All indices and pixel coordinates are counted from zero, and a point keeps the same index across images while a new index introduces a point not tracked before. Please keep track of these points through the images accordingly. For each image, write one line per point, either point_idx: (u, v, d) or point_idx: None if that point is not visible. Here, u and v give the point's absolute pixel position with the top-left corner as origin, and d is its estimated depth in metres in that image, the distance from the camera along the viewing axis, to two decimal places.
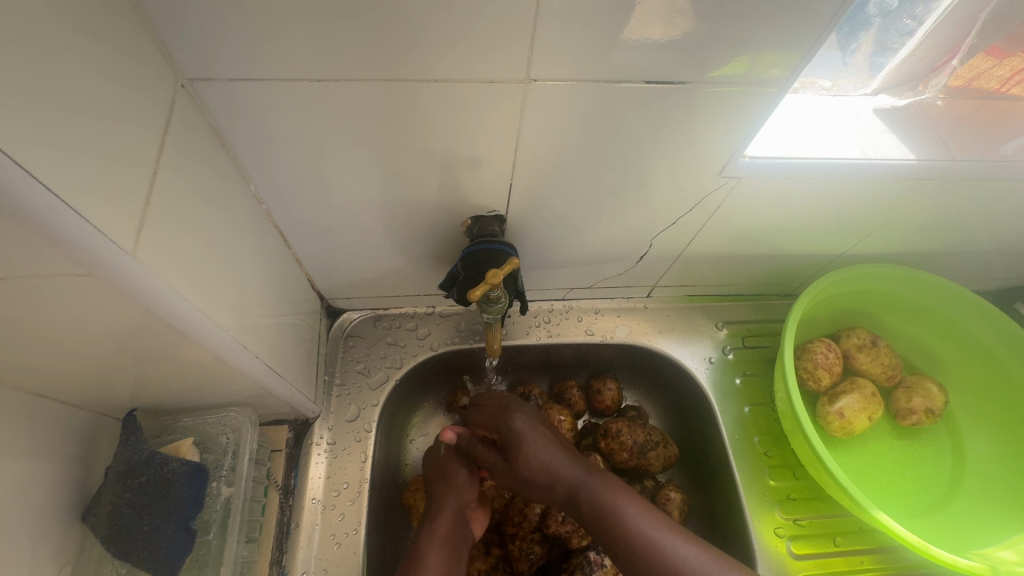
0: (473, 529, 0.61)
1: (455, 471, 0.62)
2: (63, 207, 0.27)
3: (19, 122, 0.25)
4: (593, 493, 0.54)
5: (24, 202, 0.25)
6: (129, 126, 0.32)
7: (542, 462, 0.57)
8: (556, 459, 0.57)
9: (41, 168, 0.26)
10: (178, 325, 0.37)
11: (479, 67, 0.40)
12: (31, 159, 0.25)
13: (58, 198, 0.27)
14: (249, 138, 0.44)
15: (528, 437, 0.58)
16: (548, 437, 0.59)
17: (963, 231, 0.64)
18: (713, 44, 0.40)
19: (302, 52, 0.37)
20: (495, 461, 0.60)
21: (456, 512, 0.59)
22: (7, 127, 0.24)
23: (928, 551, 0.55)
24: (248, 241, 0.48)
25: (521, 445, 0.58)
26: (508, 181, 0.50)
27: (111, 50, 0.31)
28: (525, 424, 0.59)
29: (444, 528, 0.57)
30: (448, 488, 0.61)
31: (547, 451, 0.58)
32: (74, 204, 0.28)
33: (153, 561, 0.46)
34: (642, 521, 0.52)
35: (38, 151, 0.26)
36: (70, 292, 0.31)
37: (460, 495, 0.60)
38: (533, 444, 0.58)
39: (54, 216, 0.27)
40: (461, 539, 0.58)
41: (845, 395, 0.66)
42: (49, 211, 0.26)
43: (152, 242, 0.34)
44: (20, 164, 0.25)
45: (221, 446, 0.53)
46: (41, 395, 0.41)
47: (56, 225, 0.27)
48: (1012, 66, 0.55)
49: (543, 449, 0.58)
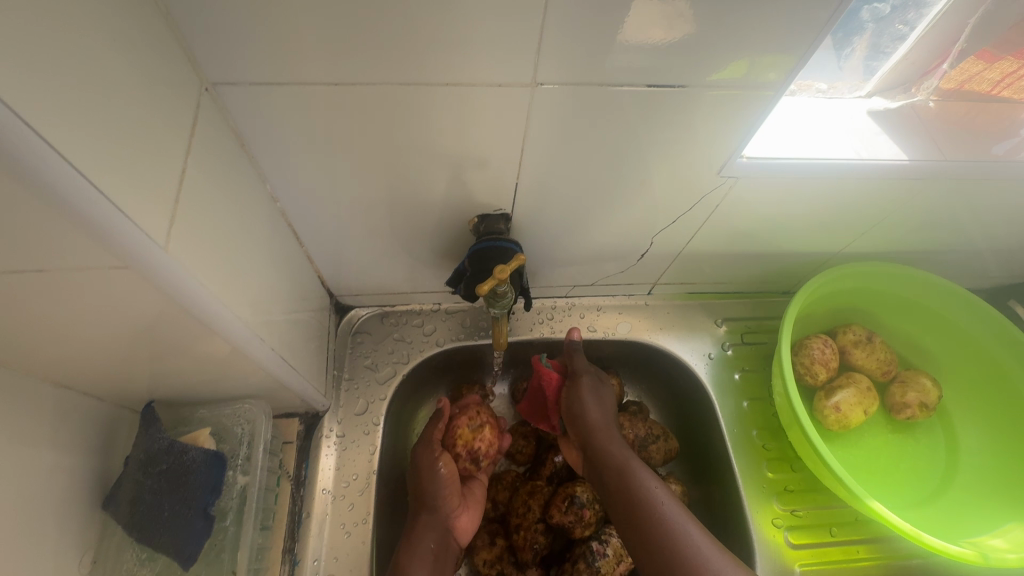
0: (459, 534, 0.63)
1: (433, 484, 0.62)
2: (102, 201, 0.29)
3: (63, 123, 0.26)
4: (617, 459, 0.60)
5: (68, 197, 0.27)
6: (159, 126, 0.34)
7: (609, 410, 0.65)
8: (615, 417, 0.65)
9: (84, 166, 0.28)
10: (201, 317, 0.39)
11: (488, 71, 0.41)
12: (75, 156, 0.27)
13: (104, 198, 0.29)
14: (266, 139, 0.45)
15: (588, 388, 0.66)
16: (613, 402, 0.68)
17: (956, 230, 0.66)
18: (712, 49, 0.42)
19: (319, 57, 0.39)
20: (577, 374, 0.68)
21: (439, 527, 0.61)
22: (52, 127, 0.26)
23: (920, 539, 0.57)
24: (264, 239, 0.49)
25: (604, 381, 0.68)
26: (514, 181, 0.52)
27: (143, 57, 0.33)
28: (592, 376, 0.67)
29: (428, 550, 0.59)
30: (427, 501, 0.61)
31: (613, 408, 0.66)
32: (111, 197, 0.29)
33: (173, 546, 0.48)
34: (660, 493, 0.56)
35: (80, 150, 0.27)
36: (104, 284, 0.33)
37: (438, 511, 0.61)
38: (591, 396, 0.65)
39: (94, 209, 0.28)
40: (445, 550, 0.61)
41: (841, 389, 0.67)
42: (89, 203, 0.28)
43: (181, 238, 0.36)
44: (66, 161, 0.26)
45: (236, 436, 0.55)
46: (65, 385, 0.43)
47: (95, 219, 0.29)
48: (1001, 69, 0.57)
49: (610, 400, 0.66)
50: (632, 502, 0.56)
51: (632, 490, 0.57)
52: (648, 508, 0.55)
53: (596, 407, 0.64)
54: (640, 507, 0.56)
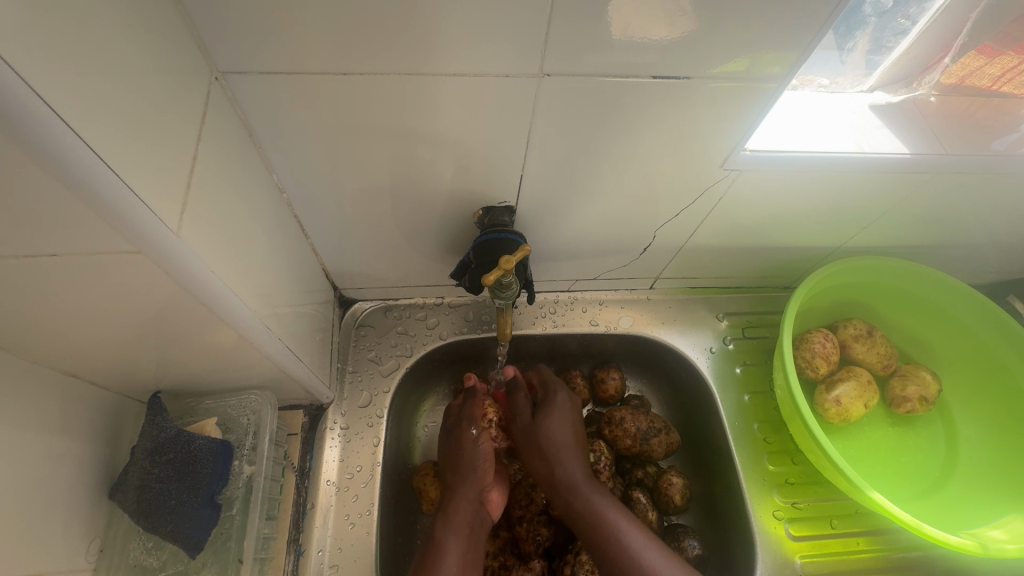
0: (491, 508, 0.64)
1: (471, 456, 0.63)
2: (117, 181, 0.29)
3: (79, 106, 0.27)
4: (583, 493, 0.59)
5: (85, 176, 0.27)
6: (170, 114, 0.35)
7: (558, 444, 0.62)
8: (570, 447, 0.63)
9: (99, 147, 0.28)
10: (210, 305, 0.39)
11: (494, 62, 0.42)
12: (90, 138, 0.27)
13: (122, 183, 0.29)
14: (274, 131, 0.46)
15: (555, 410, 0.65)
16: (575, 424, 0.65)
17: (956, 224, 0.66)
18: (715, 42, 0.42)
19: (329, 48, 0.39)
20: (523, 412, 0.67)
21: (474, 500, 0.62)
22: (70, 109, 0.26)
23: (921, 529, 0.57)
24: (270, 229, 0.50)
25: (551, 411, 0.65)
26: (518, 174, 0.53)
27: (156, 44, 0.34)
28: (562, 400, 0.67)
29: (464, 522, 0.60)
30: (465, 474, 0.62)
31: (569, 435, 0.64)
32: (125, 178, 0.30)
33: (181, 534, 0.48)
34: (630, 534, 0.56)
35: (96, 132, 0.28)
36: (118, 270, 0.33)
37: (476, 482, 0.62)
38: (556, 418, 0.65)
39: (109, 189, 0.29)
40: (480, 524, 0.61)
41: (842, 382, 0.68)
42: (104, 183, 0.28)
43: (191, 225, 0.36)
44: (82, 141, 0.27)
45: (242, 427, 0.55)
46: (74, 373, 0.43)
47: (110, 200, 0.29)
48: (1002, 64, 0.57)
49: (564, 428, 0.64)
50: (595, 549, 0.56)
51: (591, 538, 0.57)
52: (607, 549, 0.56)
53: (559, 428, 0.64)
54: (605, 555, 0.56)
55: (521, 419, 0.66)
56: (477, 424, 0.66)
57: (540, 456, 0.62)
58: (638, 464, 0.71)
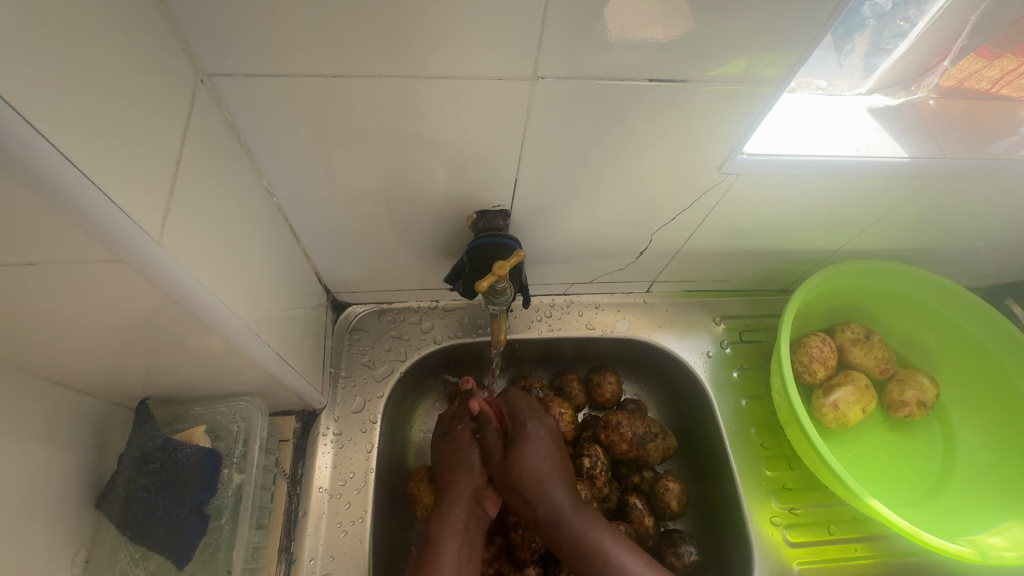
0: (488, 506, 0.62)
1: (467, 453, 0.63)
2: (90, 187, 0.28)
3: (54, 108, 0.26)
4: (572, 528, 0.57)
5: (58, 181, 0.26)
6: (153, 117, 0.34)
7: (537, 476, 0.59)
8: (550, 476, 0.60)
9: (74, 151, 0.27)
10: (196, 312, 0.38)
11: (488, 65, 0.41)
12: (64, 142, 0.26)
13: (99, 189, 0.28)
14: (262, 133, 0.45)
15: (530, 441, 0.61)
16: (552, 452, 0.62)
17: (954, 228, 0.66)
18: (713, 45, 0.41)
19: (317, 49, 0.38)
20: (495, 447, 0.63)
21: (470, 497, 0.61)
22: (42, 112, 0.25)
23: (919, 537, 0.57)
24: (260, 233, 0.49)
25: (525, 445, 0.61)
26: (513, 177, 0.52)
27: (138, 45, 0.33)
28: (536, 423, 0.63)
29: (459, 519, 0.59)
30: (460, 471, 0.62)
31: (546, 466, 0.60)
32: (99, 182, 0.28)
33: (168, 545, 0.48)
34: (630, 561, 0.55)
35: (70, 135, 0.27)
36: (98, 278, 0.33)
37: (471, 476, 0.62)
38: (533, 448, 0.61)
39: (81, 196, 0.27)
40: (477, 522, 0.60)
41: (839, 387, 0.67)
42: (76, 189, 0.27)
43: (175, 231, 0.35)
44: (51, 143, 0.26)
45: (232, 434, 0.54)
46: (58, 382, 0.42)
47: (84, 205, 0.28)
48: (1001, 67, 0.56)
49: (541, 458, 0.60)
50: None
51: (581, 562, 0.56)
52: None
53: (538, 461, 0.60)
54: None
55: (494, 460, 0.62)
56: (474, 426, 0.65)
57: (521, 497, 0.59)
58: (634, 469, 0.70)
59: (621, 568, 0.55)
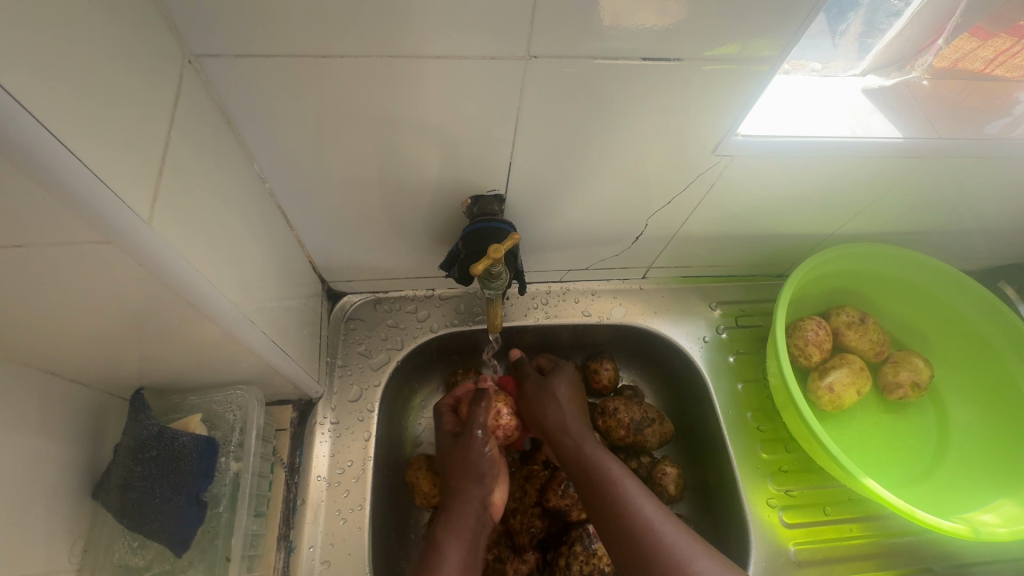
0: (495, 511, 0.62)
1: (476, 462, 0.61)
2: (57, 147, 0.26)
3: (29, 78, 0.25)
4: (591, 450, 0.58)
5: (28, 148, 0.25)
6: (139, 98, 0.33)
7: (564, 400, 0.63)
8: (574, 411, 0.62)
9: (48, 120, 0.26)
10: (188, 298, 0.38)
11: (480, 45, 0.40)
12: (39, 112, 0.25)
13: (91, 173, 0.28)
14: (253, 117, 0.44)
15: (564, 376, 0.65)
16: (580, 398, 0.65)
17: (948, 209, 0.66)
18: (708, 24, 0.41)
19: (307, 28, 0.38)
20: (532, 375, 0.67)
21: (479, 504, 0.60)
22: (15, 80, 0.24)
23: (913, 515, 0.57)
24: (252, 220, 0.48)
25: (558, 377, 0.65)
26: (507, 162, 0.51)
27: (123, 23, 0.32)
28: (574, 371, 0.67)
29: (466, 526, 0.59)
30: (469, 479, 0.61)
31: (574, 400, 0.64)
32: (66, 143, 0.27)
33: (165, 533, 0.48)
34: (631, 485, 0.55)
35: (46, 106, 0.26)
36: (87, 263, 0.32)
37: (482, 485, 0.61)
38: (564, 386, 0.64)
39: (51, 158, 0.26)
40: (482, 526, 0.60)
41: (835, 369, 0.68)
42: (43, 151, 0.26)
43: (165, 215, 0.35)
44: (13, 100, 0.24)
45: (228, 423, 0.54)
46: (50, 370, 0.42)
47: (54, 167, 0.26)
48: (995, 47, 0.57)
49: (569, 394, 0.64)
50: (592, 497, 0.56)
51: (588, 479, 0.56)
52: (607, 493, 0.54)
53: (569, 399, 0.63)
54: (600, 500, 0.55)
55: (528, 381, 0.66)
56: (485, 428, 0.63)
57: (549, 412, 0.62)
58: (631, 455, 0.70)
59: (629, 495, 0.54)
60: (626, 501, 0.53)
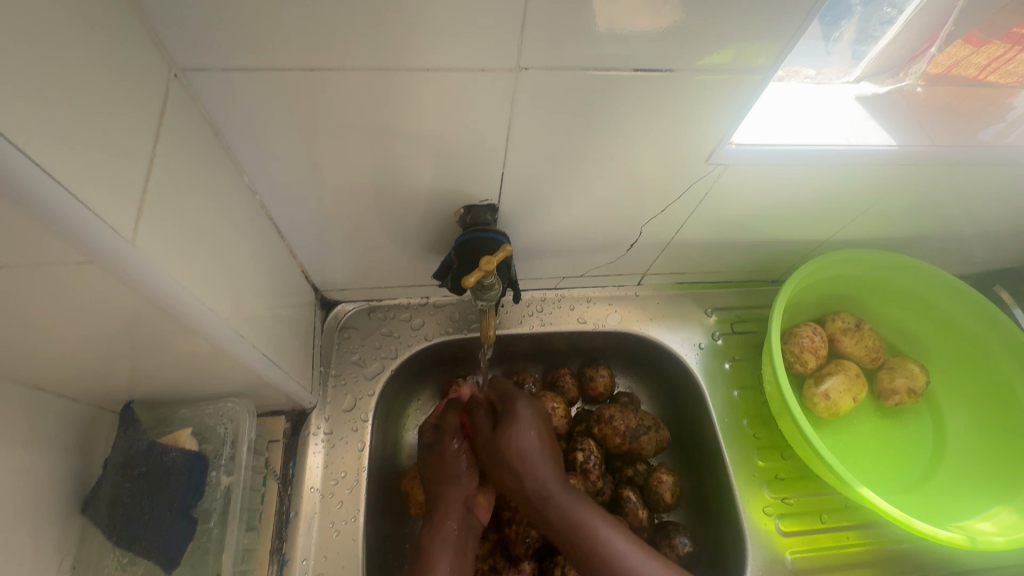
0: (480, 512, 0.63)
1: (453, 466, 0.62)
2: (25, 162, 0.25)
3: (7, 98, 0.24)
4: (561, 506, 0.56)
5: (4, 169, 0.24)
6: (124, 115, 0.33)
7: (528, 439, 0.60)
8: (539, 448, 0.60)
9: (19, 137, 0.25)
10: (176, 314, 0.38)
11: (470, 56, 0.40)
12: (17, 133, 0.25)
13: (70, 194, 0.28)
14: (242, 130, 0.44)
15: (521, 421, 0.61)
16: (541, 431, 0.62)
17: (944, 215, 0.66)
18: (700, 34, 0.41)
19: (294, 41, 0.37)
20: (485, 427, 0.63)
21: (460, 508, 0.61)
22: None
23: (910, 524, 0.57)
24: (243, 232, 0.48)
25: (514, 424, 0.61)
26: (500, 171, 0.51)
27: (106, 40, 0.32)
28: (529, 407, 0.63)
29: (451, 532, 0.59)
30: (447, 483, 0.62)
31: (536, 442, 0.60)
32: (36, 157, 0.26)
33: (155, 550, 0.47)
34: (614, 539, 0.54)
35: (23, 126, 0.25)
36: (71, 282, 0.32)
37: (461, 487, 0.62)
38: (523, 430, 0.60)
39: (18, 173, 0.25)
40: (469, 531, 0.60)
41: (830, 376, 0.68)
42: (10, 167, 0.25)
43: (150, 232, 0.34)
44: None
45: (219, 436, 0.54)
46: (39, 387, 0.41)
47: (23, 183, 0.25)
48: (988, 53, 0.56)
49: (532, 437, 0.60)
50: (574, 554, 0.54)
51: (573, 544, 0.54)
52: (590, 553, 0.53)
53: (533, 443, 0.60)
54: (583, 556, 0.54)
55: (483, 436, 0.62)
56: (458, 435, 0.64)
57: (509, 476, 0.59)
58: (628, 462, 0.70)
59: (615, 554, 0.53)
60: (614, 560, 0.53)
